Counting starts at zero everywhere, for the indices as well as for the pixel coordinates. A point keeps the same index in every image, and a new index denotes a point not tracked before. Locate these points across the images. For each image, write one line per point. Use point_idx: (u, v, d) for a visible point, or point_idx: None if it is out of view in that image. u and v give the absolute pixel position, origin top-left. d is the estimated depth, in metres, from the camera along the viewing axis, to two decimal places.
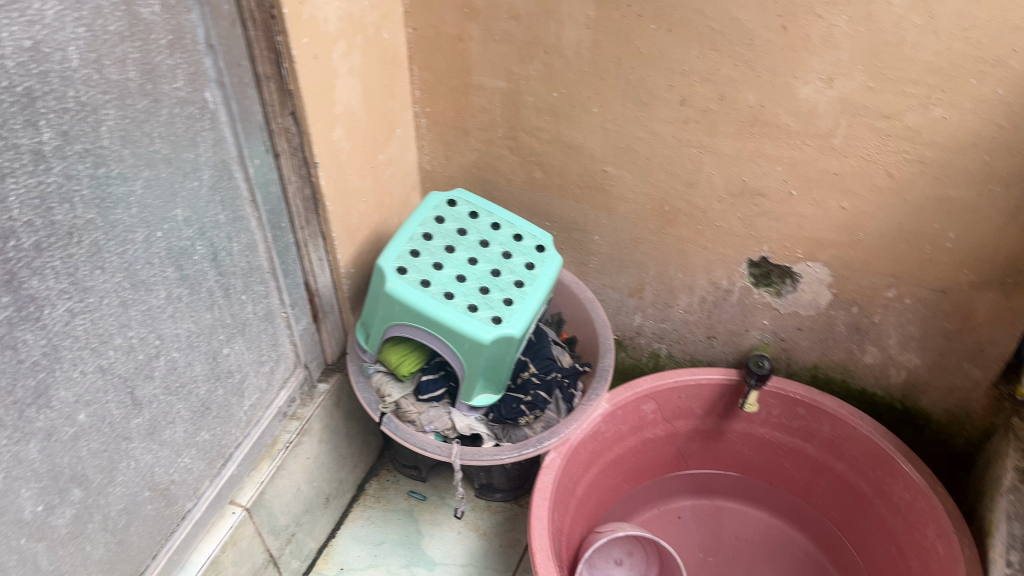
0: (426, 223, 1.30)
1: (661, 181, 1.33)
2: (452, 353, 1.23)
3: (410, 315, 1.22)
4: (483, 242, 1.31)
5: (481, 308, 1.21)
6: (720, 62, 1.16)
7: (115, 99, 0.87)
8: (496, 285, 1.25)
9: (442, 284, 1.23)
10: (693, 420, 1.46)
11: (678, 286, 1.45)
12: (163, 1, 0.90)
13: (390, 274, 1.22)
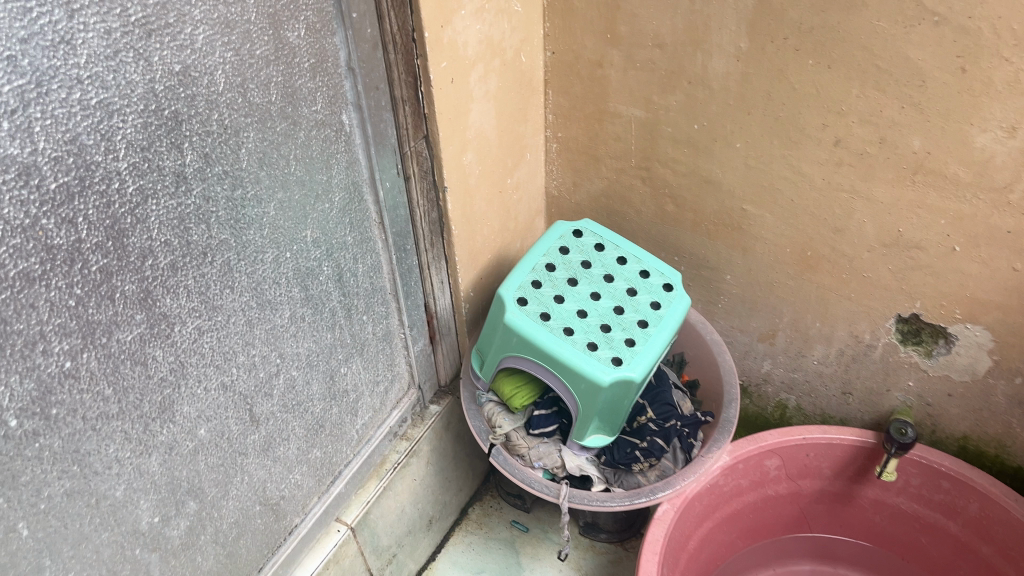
0: (550, 253, 1.26)
1: (805, 224, 1.24)
2: (567, 391, 1.18)
3: (527, 348, 1.18)
4: (608, 276, 1.25)
5: (601, 348, 1.16)
6: (883, 104, 1.07)
7: (256, 122, 0.88)
8: (618, 323, 1.19)
9: (562, 319, 1.19)
10: (820, 481, 1.36)
11: (815, 336, 1.35)
12: (309, 25, 0.90)
13: (510, 305, 1.18)
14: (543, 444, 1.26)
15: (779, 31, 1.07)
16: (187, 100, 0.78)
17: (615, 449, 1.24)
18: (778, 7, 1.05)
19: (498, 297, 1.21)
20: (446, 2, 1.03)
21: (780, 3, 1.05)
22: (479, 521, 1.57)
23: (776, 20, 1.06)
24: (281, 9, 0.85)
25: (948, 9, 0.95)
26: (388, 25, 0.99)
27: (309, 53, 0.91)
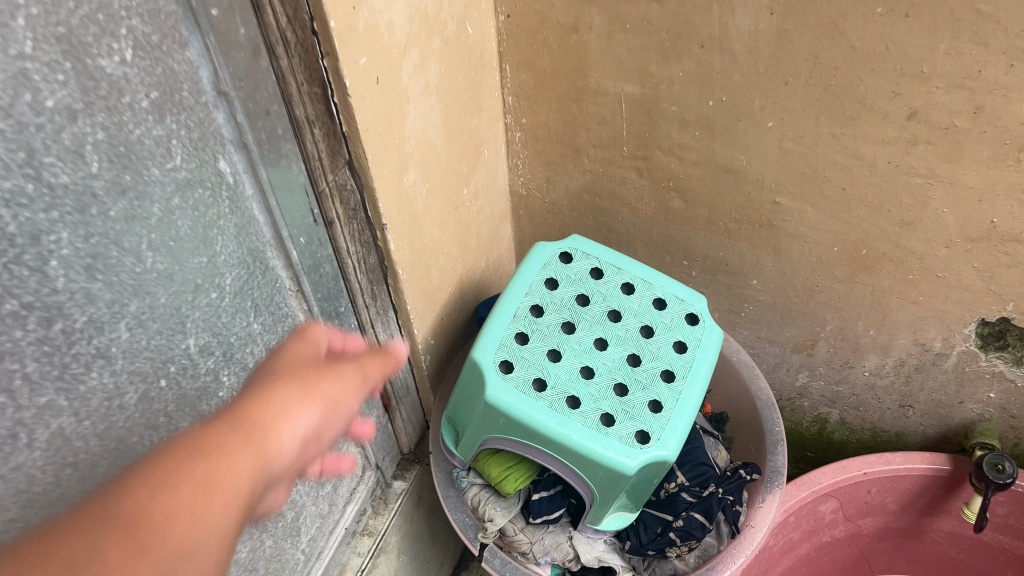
0: (535, 290, 0.96)
1: (861, 217, 0.94)
2: (579, 478, 0.89)
3: (520, 431, 0.88)
4: (613, 314, 0.96)
5: (620, 419, 0.87)
6: (984, 61, 0.76)
7: (69, 214, 0.52)
8: (636, 380, 0.90)
9: (563, 384, 0.89)
10: (883, 517, 1.11)
11: (867, 346, 1.08)
12: (137, 41, 0.53)
13: (492, 375, 0.88)
14: (548, 533, 0.99)
15: None
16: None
17: (641, 531, 0.97)
18: None
19: (474, 363, 0.90)
20: None
21: None
22: None
23: None
24: (80, 26, 0.48)
25: None
26: (266, 17, 0.63)
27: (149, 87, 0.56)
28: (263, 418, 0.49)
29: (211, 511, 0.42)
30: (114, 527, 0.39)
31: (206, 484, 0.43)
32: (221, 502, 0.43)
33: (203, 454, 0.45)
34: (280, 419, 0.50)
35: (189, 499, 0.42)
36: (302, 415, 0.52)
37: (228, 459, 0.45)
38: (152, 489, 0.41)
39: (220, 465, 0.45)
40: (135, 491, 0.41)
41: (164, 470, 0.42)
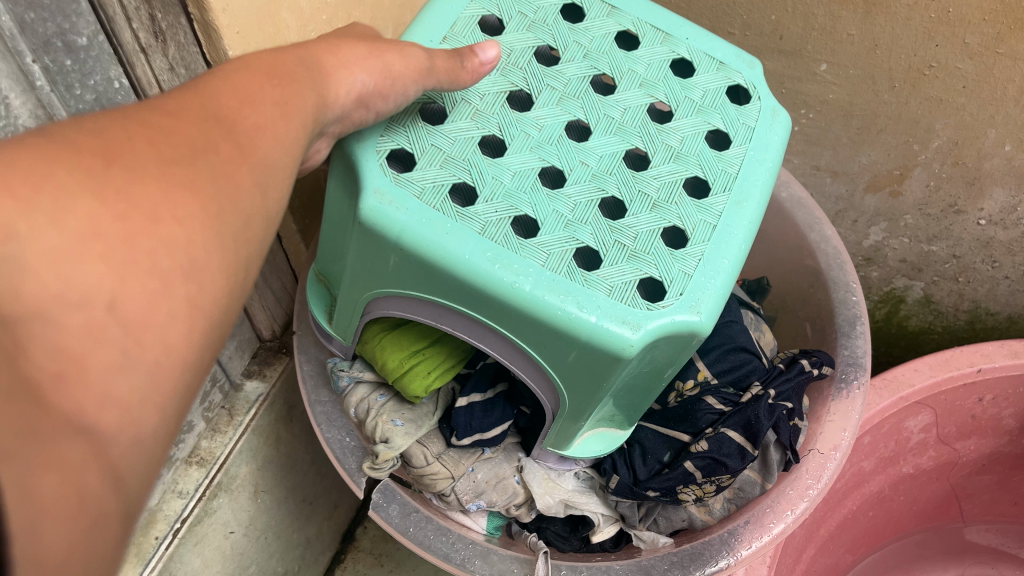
0: (462, 30, 0.52)
1: None
2: (530, 367, 0.47)
3: (423, 281, 0.45)
4: (601, 83, 0.53)
5: (612, 261, 0.45)
6: None
7: None
8: (641, 195, 0.48)
9: (509, 194, 0.46)
10: (992, 437, 0.74)
11: (994, 175, 0.68)
12: None
13: (374, 175, 0.44)
14: (482, 462, 0.61)
15: None
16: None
17: (635, 459, 0.58)
18: None
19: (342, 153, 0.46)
20: None
21: None
22: (380, 554, 0.94)
23: None
24: None
25: None
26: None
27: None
28: (323, 65, 0.39)
29: (241, 188, 0.30)
30: (130, 169, 0.26)
31: (242, 142, 0.31)
32: (262, 161, 0.32)
33: (239, 104, 0.32)
34: (317, 87, 0.38)
35: (228, 156, 0.30)
36: (342, 94, 0.40)
37: (258, 113, 0.33)
38: (170, 142, 0.28)
39: (250, 121, 0.32)
40: (151, 133, 0.28)
41: (184, 112, 0.30)
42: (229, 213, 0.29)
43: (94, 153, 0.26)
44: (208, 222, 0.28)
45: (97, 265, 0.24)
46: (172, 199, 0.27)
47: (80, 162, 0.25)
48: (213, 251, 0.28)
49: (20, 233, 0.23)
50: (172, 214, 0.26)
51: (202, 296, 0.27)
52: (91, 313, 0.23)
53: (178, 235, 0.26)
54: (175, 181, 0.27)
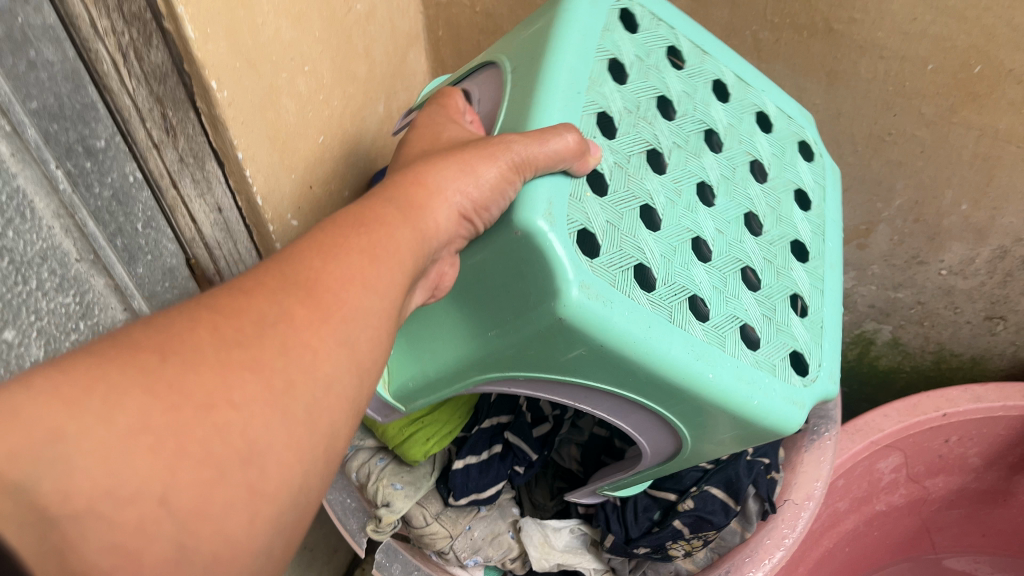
0: (599, 78, 0.45)
1: (984, 9, 0.58)
2: (660, 429, 0.49)
3: (595, 369, 0.43)
4: (711, 138, 0.51)
5: (769, 343, 0.47)
6: None
7: None
8: (771, 274, 0.50)
9: (678, 274, 0.44)
10: (960, 475, 0.78)
11: (953, 231, 0.73)
12: None
13: (579, 267, 0.39)
14: (478, 521, 0.63)
15: None
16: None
17: (628, 517, 0.62)
18: None
19: (518, 231, 0.39)
20: None
21: None
22: None
23: None
24: None
25: None
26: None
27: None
28: (414, 201, 0.37)
29: (320, 356, 0.28)
30: (185, 358, 0.25)
31: (318, 290, 0.29)
32: (344, 313, 0.30)
33: (323, 260, 0.31)
34: (412, 223, 0.36)
35: (305, 320, 0.28)
36: (439, 219, 0.37)
37: (342, 266, 0.31)
38: (235, 321, 0.27)
39: (337, 275, 0.31)
40: (219, 318, 0.27)
41: (260, 286, 0.29)
42: (297, 389, 0.27)
43: (151, 348, 0.24)
44: (275, 403, 0.26)
45: (144, 461, 0.22)
46: (235, 379, 0.25)
47: (131, 362, 0.24)
48: (275, 434, 0.26)
49: (68, 436, 0.21)
50: (227, 401, 0.25)
51: (262, 483, 0.25)
52: (140, 506, 0.22)
53: (235, 423, 0.25)
54: (236, 363, 0.25)
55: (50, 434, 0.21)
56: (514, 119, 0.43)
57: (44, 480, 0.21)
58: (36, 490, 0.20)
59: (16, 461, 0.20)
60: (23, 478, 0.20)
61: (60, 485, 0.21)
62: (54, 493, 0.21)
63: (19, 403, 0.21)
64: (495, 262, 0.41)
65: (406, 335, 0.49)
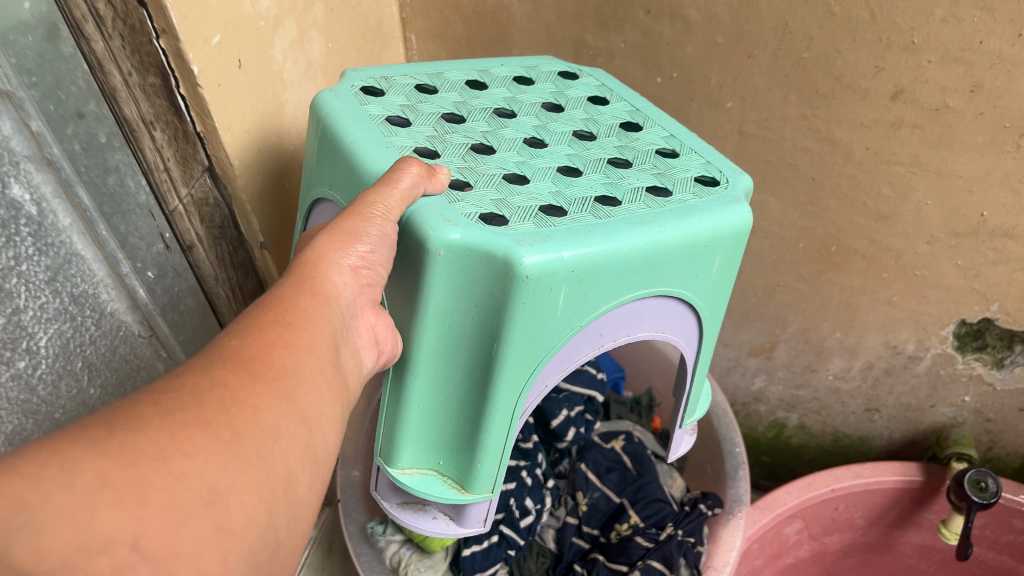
0: (393, 135, 0.56)
1: (833, 211, 0.82)
2: (661, 303, 0.55)
3: (586, 303, 0.50)
4: (505, 112, 0.62)
5: (677, 188, 0.56)
6: (987, 29, 0.64)
7: None
8: (609, 143, 0.61)
9: (573, 193, 0.53)
10: (851, 532, 1.01)
11: (833, 349, 0.96)
12: None
13: (507, 237, 0.46)
14: None
15: None
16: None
17: None
18: None
19: (433, 253, 0.46)
20: None
21: None
22: None
23: None
24: None
25: None
26: (110, 77, 0.51)
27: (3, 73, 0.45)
28: (310, 274, 0.43)
29: (261, 411, 0.34)
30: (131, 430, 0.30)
31: (261, 369, 0.36)
32: (275, 373, 0.36)
33: (240, 339, 0.37)
34: (314, 293, 0.42)
35: (239, 383, 0.34)
36: (339, 285, 0.44)
37: (257, 337, 0.38)
38: (174, 394, 0.32)
39: (256, 345, 0.37)
40: (157, 395, 0.32)
41: (182, 373, 0.34)
42: (245, 439, 0.32)
43: (100, 425, 0.29)
44: (226, 449, 0.31)
45: (110, 513, 0.27)
46: (180, 438, 0.30)
47: (85, 436, 0.29)
48: (231, 476, 0.31)
49: (33, 505, 0.26)
50: (180, 452, 0.30)
51: (229, 521, 0.30)
52: (114, 554, 0.26)
53: (191, 469, 0.30)
54: (183, 425, 0.31)
55: (17, 505, 0.26)
56: (356, 187, 0.53)
57: (16, 543, 0.25)
58: (10, 554, 0.25)
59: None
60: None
61: (33, 546, 0.25)
62: (26, 554, 0.25)
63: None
64: (459, 297, 0.47)
65: (435, 447, 0.55)
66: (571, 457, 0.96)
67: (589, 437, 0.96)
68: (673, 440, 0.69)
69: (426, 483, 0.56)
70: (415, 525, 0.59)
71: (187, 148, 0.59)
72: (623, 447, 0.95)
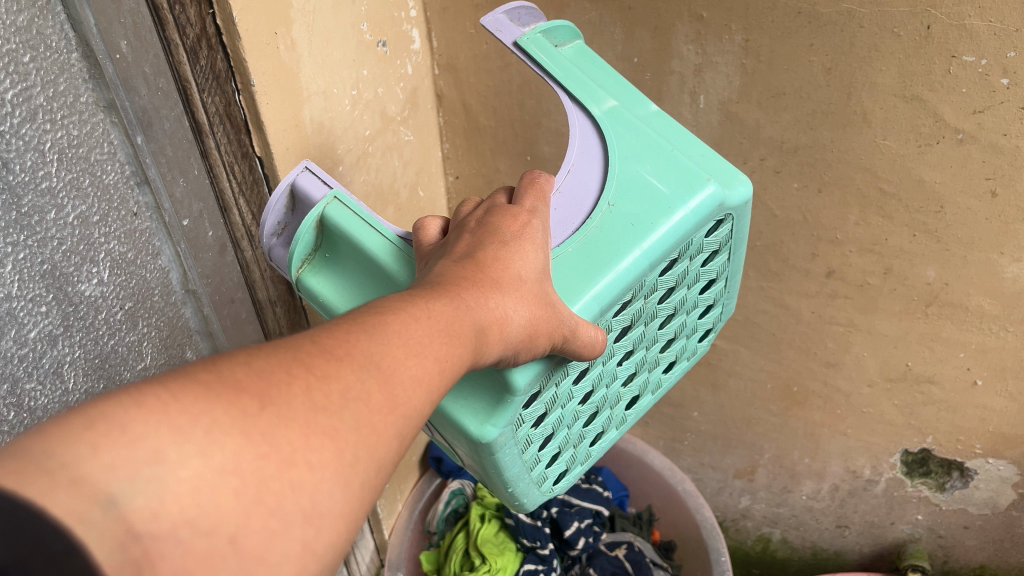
0: (645, 281, 0.58)
1: (792, 359, 1.01)
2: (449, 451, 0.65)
3: (450, 436, 0.58)
4: (670, 317, 0.66)
5: (557, 470, 0.64)
6: (890, 231, 0.85)
7: (61, 332, 0.55)
8: (620, 399, 0.67)
9: (559, 425, 0.60)
10: None
11: (804, 472, 1.14)
12: (103, 210, 0.57)
13: (511, 418, 0.53)
14: None
15: (754, 151, 0.85)
16: (23, 250, 0.51)
17: None
18: (752, 123, 0.83)
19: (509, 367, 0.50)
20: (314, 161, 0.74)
21: (756, 120, 0.82)
22: None
23: (750, 139, 0.84)
24: (38, 197, 0.51)
25: (977, 125, 0.74)
26: (253, 274, 0.73)
27: (191, 278, 0.67)
28: (483, 317, 0.43)
29: (379, 446, 0.33)
30: (279, 414, 0.30)
31: (401, 401, 0.35)
32: (408, 412, 0.35)
33: (407, 353, 0.36)
34: (476, 349, 0.42)
35: (378, 409, 0.34)
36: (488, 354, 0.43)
37: (417, 365, 0.36)
38: (325, 386, 0.32)
39: (410, 373, 0.36)
40: (313, 380, 0.32)
41: (346, 355, 0.34)
42: (360, 469, 0.32)
43: (251, 396, 0.30)
44: (340, 469, 0.31)
45: (228, 500, 0.28)
46: (310, 445, 0.31)
47: (234, 404, 0.29)
48: (333, 499, 0.31)
49: (168, 460, 0.27)
50: (305, 462, 0.30)
51: (316, 542, 0.30)
52: (213, 539, 0.27)
53: (306, 481, 0.30)
54: (320, 430, 0.31)
55: (152, 456, 0.27)
56: (610, 248, 0.55)
57: (138, 494, 0.26)
58: (127, 505, 0.26)
59: (122, 472, 0.26)
60: (118, 489, 0.26)
61: (151, 504, 0.26)
62: (143, 507, 0.26)
63: (132, 421, 0.27)
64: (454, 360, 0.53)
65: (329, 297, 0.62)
66: (581, 562, 1.13)
67: (597, 545, 1.13)
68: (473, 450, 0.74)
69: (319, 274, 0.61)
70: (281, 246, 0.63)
71: (296, 317, 0.81)
72: (625, 554, 1.11)
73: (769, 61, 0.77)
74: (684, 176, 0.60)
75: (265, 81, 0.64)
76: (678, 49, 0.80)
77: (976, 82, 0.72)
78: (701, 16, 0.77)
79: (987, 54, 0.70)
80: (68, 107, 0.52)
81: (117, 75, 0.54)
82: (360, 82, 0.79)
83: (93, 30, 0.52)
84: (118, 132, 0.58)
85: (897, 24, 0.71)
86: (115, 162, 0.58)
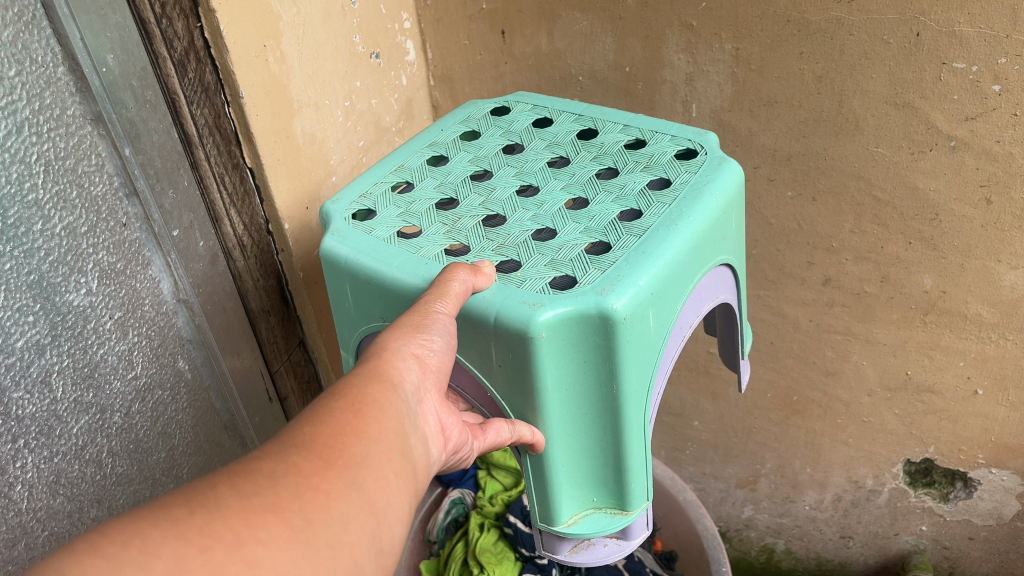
0: (420, 247, 0.57)
1: (790, 368, 1.01)
2: (700, 310, 0.61)
3: (669, 312, 0.55)
4: (483, 174, 0.66)
5: (671, 171, 0.62)
6: (885, 238, 0.84)
7: (48, 341, 0.56)
8: (576, 162, 0.65)
9: (595, 218, 0.58)
10: None
11: (805, 482, 1.13)
12: (91, 219, 0.58)
13: (583, 303, 0.49)
14: None
15: (747, 159, 0.84)
16: (9, 260, 0.51)
17: None
18: (745, 131, 0.82)
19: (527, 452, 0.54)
20: (306, 168, 0.74)
21: (748, 128, 0.82)
22: None
23: (743, 147, 0.84)
24: (22, 211, 0.52)
25: (970, 132, 0.74)
26: (245, 282, 0.74)
27: (182, 287, 0.68)
28: (368, 363, 0.44)
29: (332, 498, 0.35)
30: (210, 511, 0.32)
31: (333, 455, 0.37)
32: (345, 463, 0.37)
33: (313, 424, 0.38)
34: (377, 378, 0.43)
35: (312, 470, 0.35)
36: (404, 370, 0.44)
37: (329, 424, 0.38)
38: (251, 479, 0.34)
39: (327, 433, 0.38)
40: (238, 478, 0.34)
41: (258, 456, 0.35)
42: (316, 528, 0.34)
43: (179, 506, 0.31)
44: (296, 538, 0.33)
45: None
46: (255, 524, 0.32)
47: (164, 517, 0.31)
48: (300, 567, 0.32)
49: None
50: (254, 539, 0.32)
51: None
52: None
53: (262, 556, 0.31)
54: (257, 510, 0.33)
55: None
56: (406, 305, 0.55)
57: None
58: None
59: None
60: None
61: None
62: None
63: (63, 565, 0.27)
64: (573, 364, 0.51)
65: (584, 488, 0.58)
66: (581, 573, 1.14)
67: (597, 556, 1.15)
68: (707, 304, 0.62)
69: (593, 522, 0.58)
70: (591, 563, 0.62)
71: (289, 327, 0.81)
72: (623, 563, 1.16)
73: (759, 69, 0.77)
74: (333, 273, 0.60)
75: (255, 92, 0.65)
76: (669, 58, 0.80)
77: (968, 89, 0.71)
78: (691, 25, 0.77)
79: (978, 61, 0.69)
80: (54, 120, 0.54)
81: (103, 88, 0.55)
82: (353, 93, 0.79)
83: (79, 45, 0.53)
84: (106, 144, 0.58)
85: (887, 32, 0.70)
86: (104, 174, 0.59)
